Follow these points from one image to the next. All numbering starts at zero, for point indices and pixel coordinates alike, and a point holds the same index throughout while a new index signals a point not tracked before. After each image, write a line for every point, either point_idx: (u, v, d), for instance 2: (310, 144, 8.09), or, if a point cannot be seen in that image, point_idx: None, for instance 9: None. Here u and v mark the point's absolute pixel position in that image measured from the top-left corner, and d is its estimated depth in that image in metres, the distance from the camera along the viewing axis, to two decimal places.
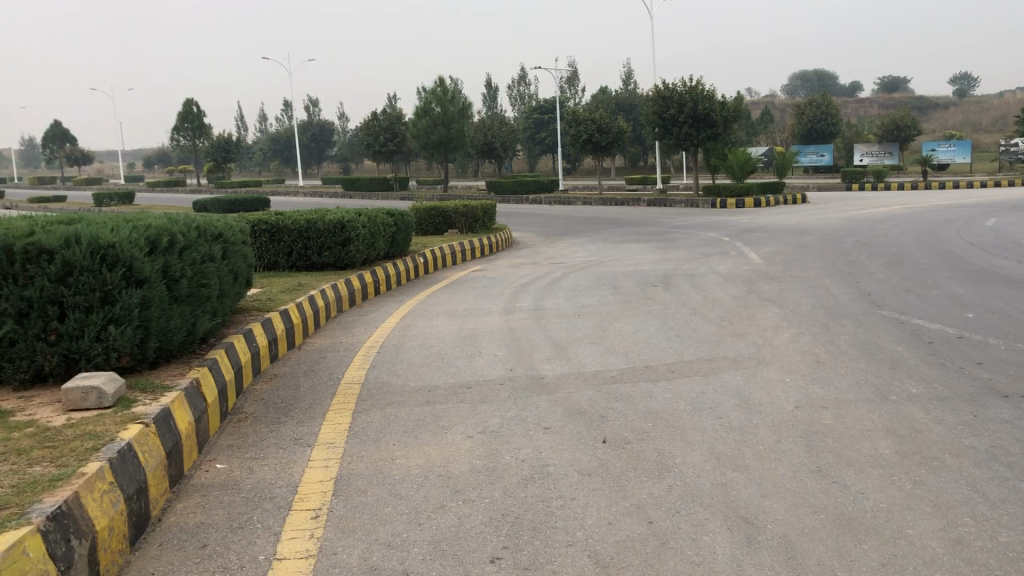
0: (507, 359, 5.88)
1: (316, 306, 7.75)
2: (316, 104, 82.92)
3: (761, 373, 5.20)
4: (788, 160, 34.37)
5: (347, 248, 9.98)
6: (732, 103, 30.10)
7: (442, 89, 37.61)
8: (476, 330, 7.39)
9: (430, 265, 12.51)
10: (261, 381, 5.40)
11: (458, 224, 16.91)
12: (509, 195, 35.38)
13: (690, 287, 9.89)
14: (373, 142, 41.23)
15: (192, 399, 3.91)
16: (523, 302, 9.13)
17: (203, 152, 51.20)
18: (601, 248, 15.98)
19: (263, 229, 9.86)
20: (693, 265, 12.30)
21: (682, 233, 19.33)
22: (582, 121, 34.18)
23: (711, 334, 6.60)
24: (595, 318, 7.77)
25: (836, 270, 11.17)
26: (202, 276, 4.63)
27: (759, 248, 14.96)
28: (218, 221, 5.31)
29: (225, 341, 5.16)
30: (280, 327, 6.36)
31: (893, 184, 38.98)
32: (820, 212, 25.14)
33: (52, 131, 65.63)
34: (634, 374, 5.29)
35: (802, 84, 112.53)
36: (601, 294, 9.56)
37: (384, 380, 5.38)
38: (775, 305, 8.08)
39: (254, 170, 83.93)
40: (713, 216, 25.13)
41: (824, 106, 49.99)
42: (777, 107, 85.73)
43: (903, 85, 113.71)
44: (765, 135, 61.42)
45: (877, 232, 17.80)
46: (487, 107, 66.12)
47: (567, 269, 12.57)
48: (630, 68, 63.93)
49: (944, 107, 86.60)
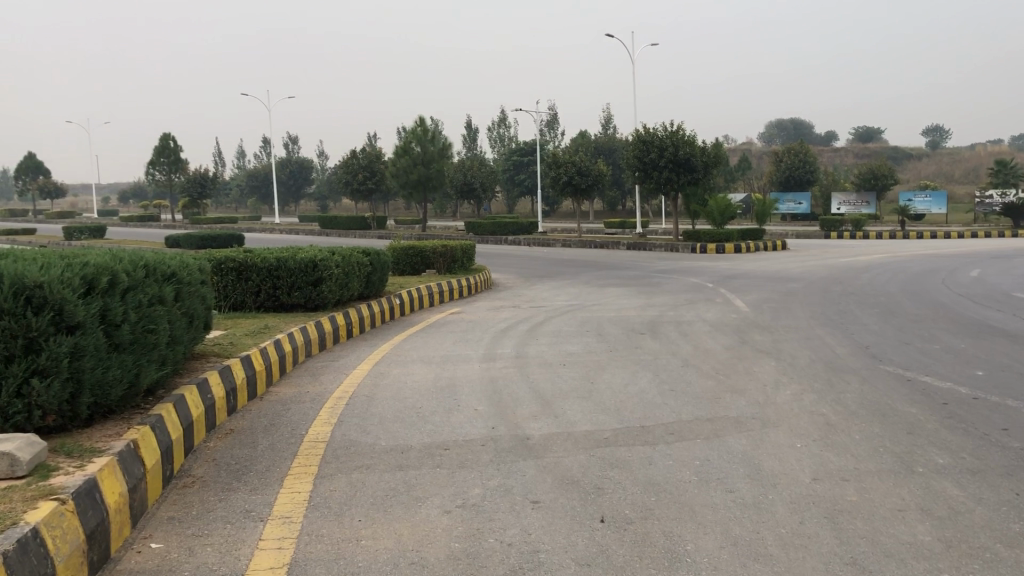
0: (488, 415, 5.39)
1: (282, 351, 7.22)
2: (295, 142, 82.67)
3: (767, 438, 4.75)
4: (768, 207, 34.28)
5: (319, 288, 9.46)
6: (711, 149, 30.04)
7: (422, 129, 37.38)
8: (455, 378, 6.90)
9: (406, 306, 12.00)
10: (214, 438, 4.85)
11: (436, 264, 16.42)
12: (488, 236, 35.01)
13: (679, 336, 9.45)
14: (352, 180, 40.84)
15: (127, 463, 3.38)
16: (504, 348, 8.66)
17: (179, 187, 50.56)
18: (583, 292, 15.55)
19: (230, 266, 9.37)
20: (680, 312, 11.88)
21: (664, 277, 18.99)
22: (562, 164, 34.00)
23: (707, 390, 6.15)
24: (581, 368, 7.31)
25: (828, 321, 10.78)
26: (149, 321, 4.12)
27: (744, 295, 14.60)
28: (172, 259, 4.81)
29: (174, 393, 4.63)
30: (240, 375, 5.83)
31: (871, 233, 38.99)
32: (802, 260, 24.93)
33: (26, 164, 64.81)
34: (630, 435, 4.82)
35: (777, 134, 113.99)
36: (585, 341, 9.11)
37: (352, 438, 4.87)
38: (770, 358, 7.66)
39: (229, 206, 83.16)
40: (695, 261, 24.85)
41: (802, 154, 50.30)
42: (754, 154, 86.53)
43: (877, 137, 115.53)
44: (742, 182, 61.64)
45: (861, 280, 17.52)
46: (467, 148, 66.10)
47: (549, 313, 12.12)
48: (610, 113, 64.25)
49: (917, 158, 87.72)
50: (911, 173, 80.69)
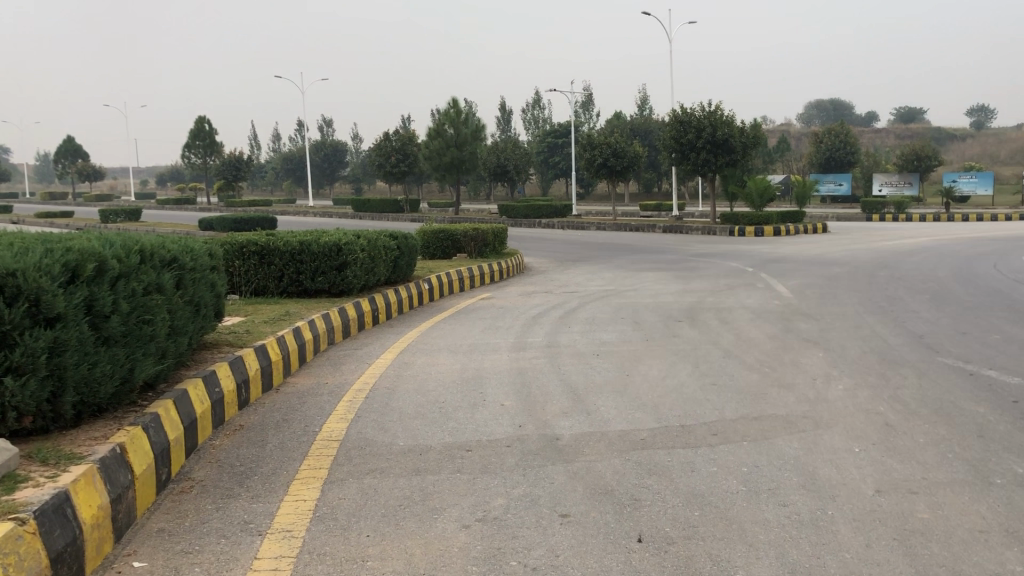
0: (515, 411, 5.01)
1: (302, 339, 6.90)
2: (330, 124, 82.64)
3: (821, 441, 4.32)
4: (809, 189, 33.42)
5: (343, 272, 9.13)
6: (751, 129, 29.30)
7: (455, 110, 36.98)
8: (483, 370, 6.54)
9: (435, 292, 11.68)
10: (220, 436, 4.53)
11: (467, 248, 16.07)
12: (521, 219, 34.57)
13: (720, 324, 9.00)
14: (385, 163, 40.58)
15: (111, 470, 3.05)
16: (536, 336, 8.28)
17: (214, 170, 50.67)
18: (617, 277, 15.10)
19: (252, 250, 9.06)
20: (719, 298, 11.41)
21: (702, 261, 18.47)
22: (597, 146, 33.43)
23: (752, 386, 5.72)
24: (615, 358, 6.91)
25: (877, 308, 10.25)
26: (144, 311, 3.79)
27: (786, 280, 14.05)
28: (174, 243, 4.47)
29: (176, 387, 4.31)
30: (254, 366, 5.50)
31: (914, 216, 37.94)
32: (844, 243, 24.17)
33: (66, 147, 65.44)
34: (669, 436, 4.42)
35: (817, 115, 111.84)
36: (620, 329, 8.70)
37: (369, 437, 4.52)
38: (819, 349, 7.19)
39: (265, 189, 83.53)
40: (733, 244, 24.25)
41: (843, 135, 49.11)
42: (794, 135, 84.91)
43: (920, 117, 112.92)
44: (781, 164, 60.44)
45: (909, 265, 16.86)
46: (501, 130, 65.56)
47: (583, 299, 11.71)
48: (646, 94, 63.30)
49: (962, 138, 85.54)
50: (956, 154, 78.75)
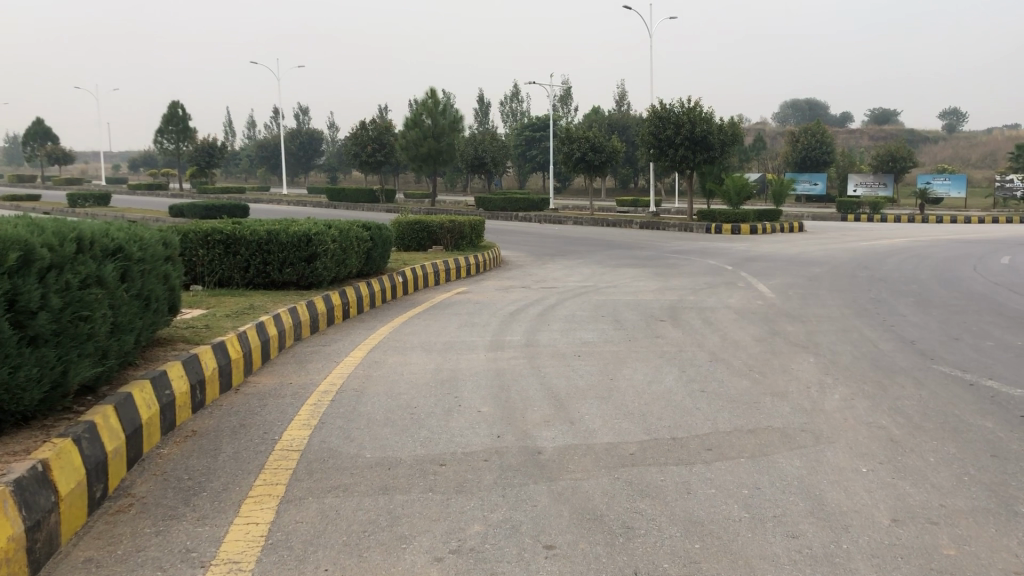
0: (492, 419, 4.64)
1: (267, 335, 6.48)
2: (305, 112, 81.54)
3: (824, 459, 3.99)
4: (786, 187, 33.30)
5: (313, 264, 8.70)
6: (730, 126, 29.09)
7: (433, 101, 36.46)
8: (459, 370, 6.17)
9: (409, 285, 11.28)
10: (168, 444, 4.11)
11: (443, 240, 15.67)
12: (498, 212, 34.16)
13: (704, 324, 8.69)
14: (360, 152, 40.00)
15: (28, 494, 2.64)
16: (514, 334, 7.92)
17: (186, 157, 49.75)
18: (596, 273, 14.78)
19: (217, 239, 8.61)
20: (701, 297, 11.11)
21: (681, 258, 18.20)
22: (575, 140, 33.09)
23: (744, 393, 5.39)
24: (598, 360, 6.56)
25: (862, 310, 9.99)
26: (81, 307, 3.37)
27: (768, 279, 13.78)
28: (121, 230, 4.05)
29: (120, 390, 3.89)
30: (211, 365, 5.09)
31: (889, 217, 37.94)
32: (822, 242, 24.00)
33: (34, 130, 64.08)
34: (660, 450, 4.08)
35: (793, 114, 112.23)
36: (601, 328, 8.36)
37: (332, 447, 4.13)
38: (810, 354, 6.88)
39: (239, 176, 82.33)
40: (711, 242, 24.02)
41: (819, 134, 49.13)
42: (770, 133, 85.02)
43: (894, 119, 113.71)
44: (757, 162, 60.47)
45: (888, 265, 16.69)
46: (479, 122, 65.05)
47: (561, 296, 11.37)
48: (625, 89, 63.05)
49: (935, 140, 86.22)
50: (929, 156, 79.33)
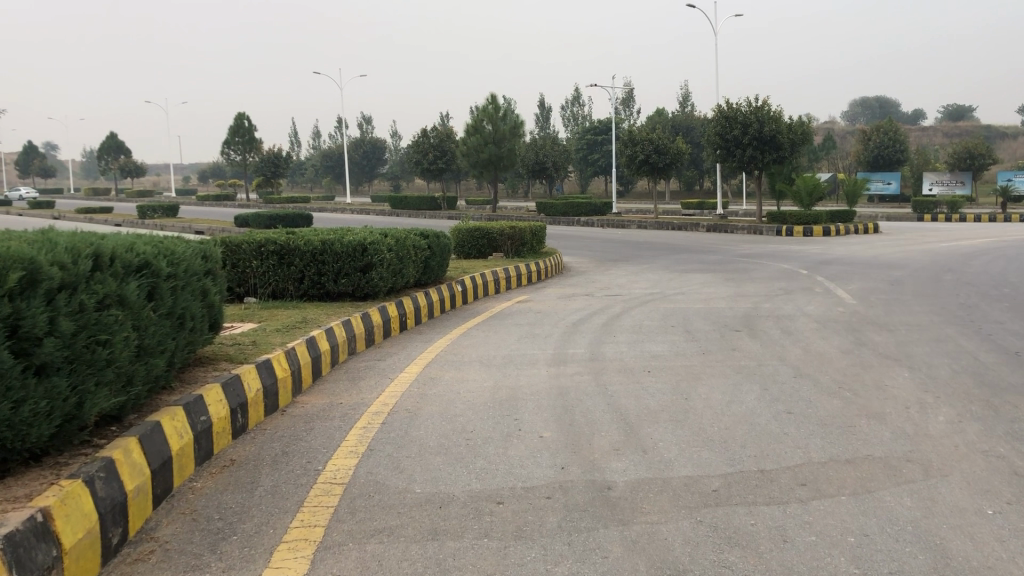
0: (555, 447, 4.20)
1: (317, 350, 6.15)
2: (368, 121, 82.20)
3: (939, 497, 3.45)
4: (859, 187, 32.15)
5: (368, 275, 8.37)
6: (799, 125, 28.18)
7: (493, 106, 36.20)
8: (519, 387, 5.76)
9: (469, 294, 10.92)
10: (201, 477, 3.77)
11: (504, 247, 15.28)
12: (560, 217, 33.72)
13: (782, 335, 8.13)
14: (422, 159, 39.94)
15: (23, 551, 2.30)
16: (577, 347, 7.47)
17: (252, 167, 50.42)
18: (663, 279, 14.23)
19: (271, 249, 8.35)
20: (776, 305, 10.50)
21: (750, 263, 17.52)
22: (638, 142, 32.44)
23: (835, 416, 4.86)
24: (669, 376, 6.07)
25: (954, 317, 9.29)
26: (99, 330, 3.04)
27: (846, 284, 13.06)
28: (148, 244, 3.73)
29: (148, 419, 3.56)
30: (254, 387, 4.76)
31: (969, 216, 36.38)
32: (899, 244, 23.00)
33: (108, 144, 65.83)
34: (746, 487, 3.59)
35: (862, 111, 109.25)
36: (672, 340, 7.85)
37: (379, 480, 3.74)
38: (904, 368, 6.27)
39: (304, 186, 83.50)
40: (781, 244, 23.18)
41: (892, 132, 47.43)
42: (839, 132, 82.74)
43: (969, 115, 109.96)
44: (826, 162, 58.79)
45: (973, 268, 15.76)
46: (540, 127, 64.71)
47: (628, 304, 10.87)
48: (688, 91, 61.99)
49: (1013, 136, 82.82)
50: (1008, 152, 76.28)
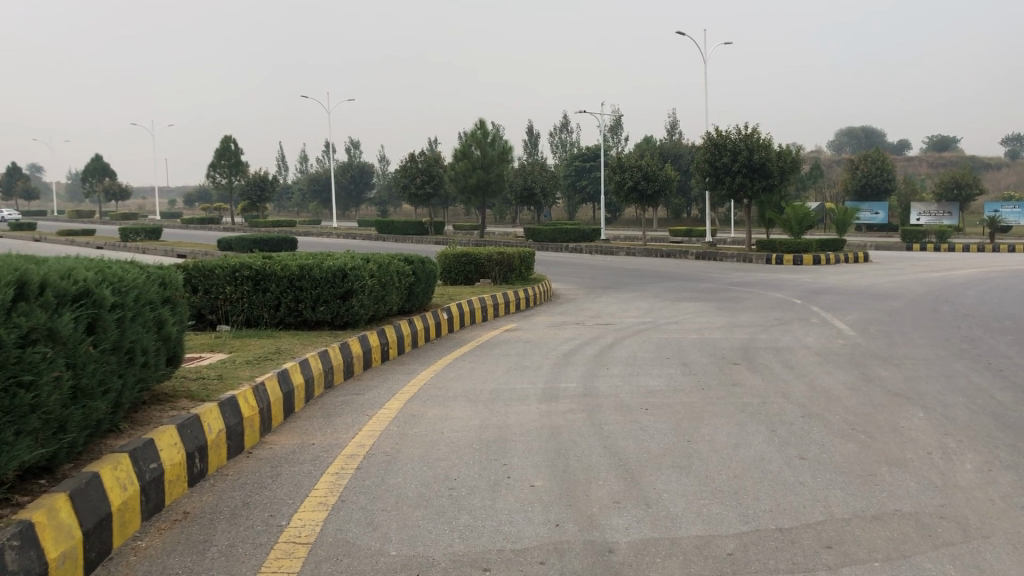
0: (548, 500, 3.78)
1: (290, 385, 5.71)
2: (356, 145, 81.96)
3: (985, 564, 3.05)
4: (849, 216, 32.00)
5: (348, 302, 7.94)
6: (789, 153, 28.01)
7: (482, 131, 35.98)
8: (509, 426, 5.33)
9: (455, 322, 10.50)
10: (148, 534, 3.30)
11: (492, 273, 14.89)
12: (548, 244, 33.40)
13: (784, 369, 7.74)
14: (410, 184, 39.60)
15: None
16: (569, 381, 7.04)
17: (238, 191, 49.91)
18: (655, 307, 13.85)
19: (245, 275, 7.90)
20: (773, 336, 10.13)
21: (743, 291, 17.18)
22: (627, 168, 32.20)
23: (852, 463, 4.46)
24: (669, 414, 5.66)
25: (959, 351, 8.93)
26: (19, 370, 2.62)
27: (842, 314, 12.70)
28: (92, 270, 3.31)
29: (86, 469, 3.13)
30: (216, 429, 4.31)
31: (957, 246, 36.27)
32: (890, 273, 22.74)
33: (93, 166, 65.20)
34: (765, 551, 3.17)
35: (848, 141, 109.98)
36: (668, 373, 7.45)
37: (349, 540, 3.30)
38: (918, 409, 5.87)
39: (290, 210, 83.04)
40: (772, 273, 22.88)
41: (880, 161, 47.40)
42: (826, 161, 83.00)
43: (954, 146, 110.82)
44: (814, 191, 58.85)
45: (970, 298, 15.44)
46: (528, 154, 64.63)
47: (620, 333, 10.47)
48: (676, 119, 62.09)
49: (998, 167, 83.24)
50: (993, 183, 76.77)
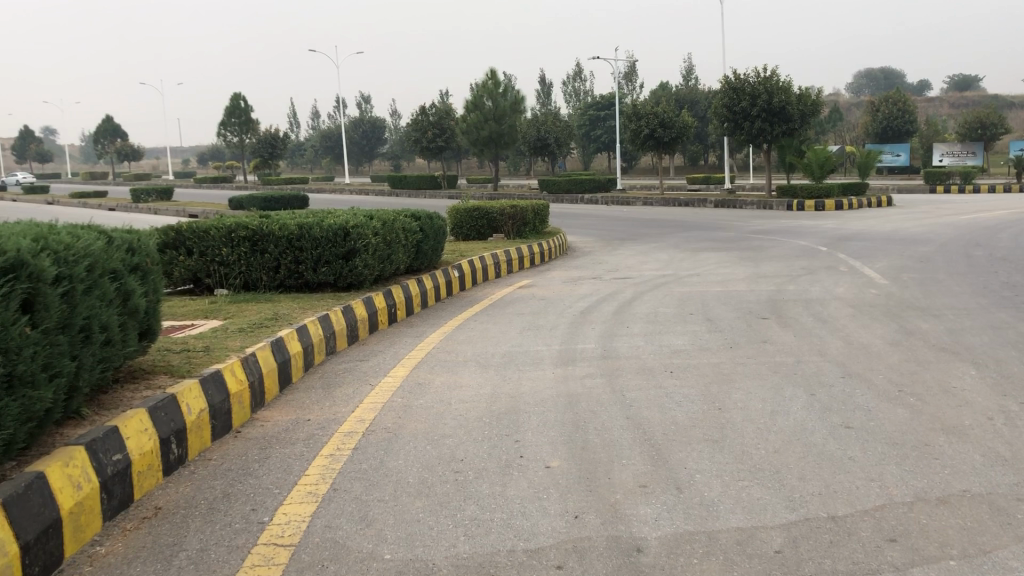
0: (565, 484, 3.35)
1: (286, 354, 5.29)
2: (367, 100, 81.04)
3: None
4: (872, 159, 31.14)
5: (351, 262, 7.50)
6: (809, 96, 27.12)
7: (493, 82, 35.21)
8: (522, 396, 4.88)
9: (466, 280, 10.06)
10: (109, 537, 2.90)
11: (505, 228, 14.40)
12: (563, 195, 32.77)
13: (817, 323, 7.24)
14: (421, 138, 38.91)
15: None
16: (586, 342, 6.58)
17: (249, 149, 49.31)
18: (674, 258, 13.32)
19: (241, 235, 7.46)
20: (801, 287, 9.61)
21: (765, 239, 16.59)
22: (643, 116, 31.38)
23: (905, 431, 4.00)
24: (697, 377, 5.21)
25: (1001, 298, 8.40)
26: None
27: (871, 261, 12.12)
28: (25, 238, 2.87)
29: (29, 469, 2.71)
30: (197, 409, 3.89)
31: (983, 187, 35.32)
32: (916, 217, 22.00)
33: (103, 127, 64.71)
34: (818, 547, 2.73)
35: (867, 82, 107.76)
36: (693, 330, 6.98)
37: (338, 541, 2.87)
38: (968, 365, 5.37)
39: (303, 167, 82.48)
40: (793, 220, 22.23)
41: (902, 102, 46.13)
42: (845, 104, 81.16)
43: (976, 86, 108.34)
44: (833, 135, 57.61)
45: (1003, 241, 14.79)
46: (541, 104, 63.55)
47: (639, 288, 9.97)
48: (691, 64, 60.75)
49: (1023, 105, 81.22)
50: (1017, 122, 75.15)
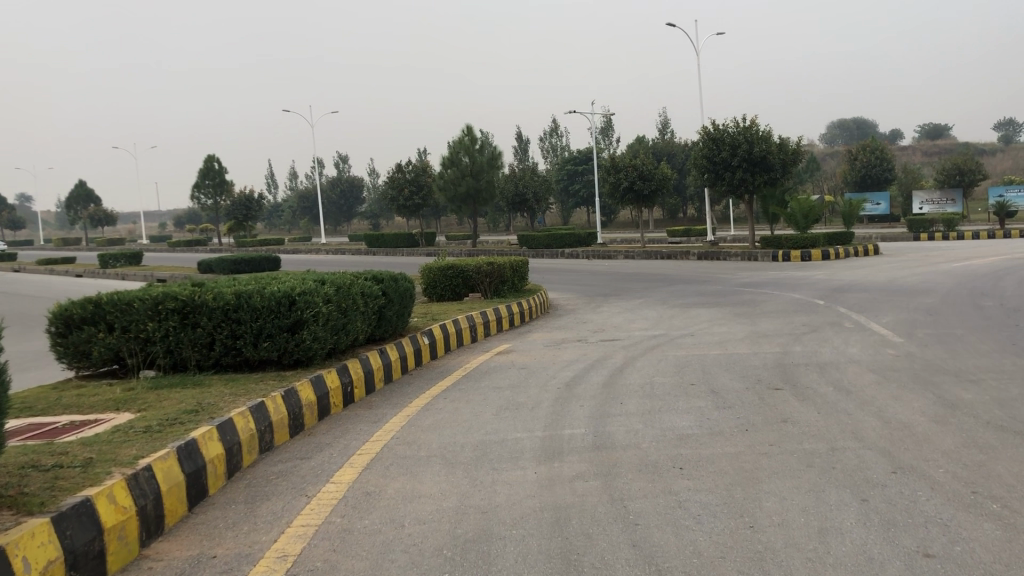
0: None
1: (200, 462, 4.21)
2: (345, 159, 80.67)
3: None
4: (855, 208, 30.54)
5: (298, 335, 6.52)
6: (791, 145, 26.50)
7: (469, 138, 34.45)
8: (495, 510, 3.82)
9: (437, 347, 9.04)
10: None
11: (481, 287, 13.41)
12: (543, 251, 31.94)
13: (841, 393, 6.23)
14: (398, 196, 38.02)
15: None
16: (574, 425, 5.51)
17: (223, 211, 48.24)
18: (663, 316, 12.33)
19: (170, 307, 6.37)
20: (808, 348, 8.61)
21: (757, 293, 15.65)
22: (622, 168, 30.69)
23: (1010, 562, 2.98)
24: (715, 476, 4.19)
25: None
26: None
27: (877, 316, 11.18)
28: None
29: None
30: (41, 563, 2.81)
31: (967, 233, 34.79)
32: (909, 265, 21.20)
33: (77, 193, 63.60)
34: None
35: (840, 133, 108.88)
36: (700, 406, 5.95)
37: None
38: None
39: (281, 228, 81.58)
40: (782, 271, 21.40)
41: (879, 151, 45.92)
42: (821, 154, 81.42)
43: (946, 133, 109.78)
44: (811, 184, 57.51)
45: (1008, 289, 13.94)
46: (519, 159, 63.29)
47: (628, 351, 8.96)
48: (667, 118, 60.83)
49: (995, 153, 81.84)
50: (990, 167, 75.88)
